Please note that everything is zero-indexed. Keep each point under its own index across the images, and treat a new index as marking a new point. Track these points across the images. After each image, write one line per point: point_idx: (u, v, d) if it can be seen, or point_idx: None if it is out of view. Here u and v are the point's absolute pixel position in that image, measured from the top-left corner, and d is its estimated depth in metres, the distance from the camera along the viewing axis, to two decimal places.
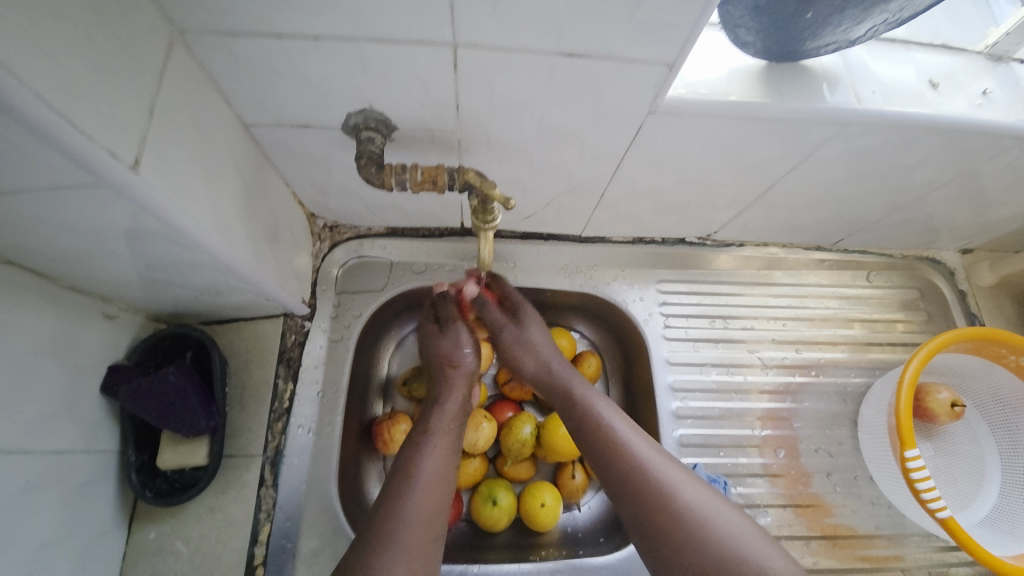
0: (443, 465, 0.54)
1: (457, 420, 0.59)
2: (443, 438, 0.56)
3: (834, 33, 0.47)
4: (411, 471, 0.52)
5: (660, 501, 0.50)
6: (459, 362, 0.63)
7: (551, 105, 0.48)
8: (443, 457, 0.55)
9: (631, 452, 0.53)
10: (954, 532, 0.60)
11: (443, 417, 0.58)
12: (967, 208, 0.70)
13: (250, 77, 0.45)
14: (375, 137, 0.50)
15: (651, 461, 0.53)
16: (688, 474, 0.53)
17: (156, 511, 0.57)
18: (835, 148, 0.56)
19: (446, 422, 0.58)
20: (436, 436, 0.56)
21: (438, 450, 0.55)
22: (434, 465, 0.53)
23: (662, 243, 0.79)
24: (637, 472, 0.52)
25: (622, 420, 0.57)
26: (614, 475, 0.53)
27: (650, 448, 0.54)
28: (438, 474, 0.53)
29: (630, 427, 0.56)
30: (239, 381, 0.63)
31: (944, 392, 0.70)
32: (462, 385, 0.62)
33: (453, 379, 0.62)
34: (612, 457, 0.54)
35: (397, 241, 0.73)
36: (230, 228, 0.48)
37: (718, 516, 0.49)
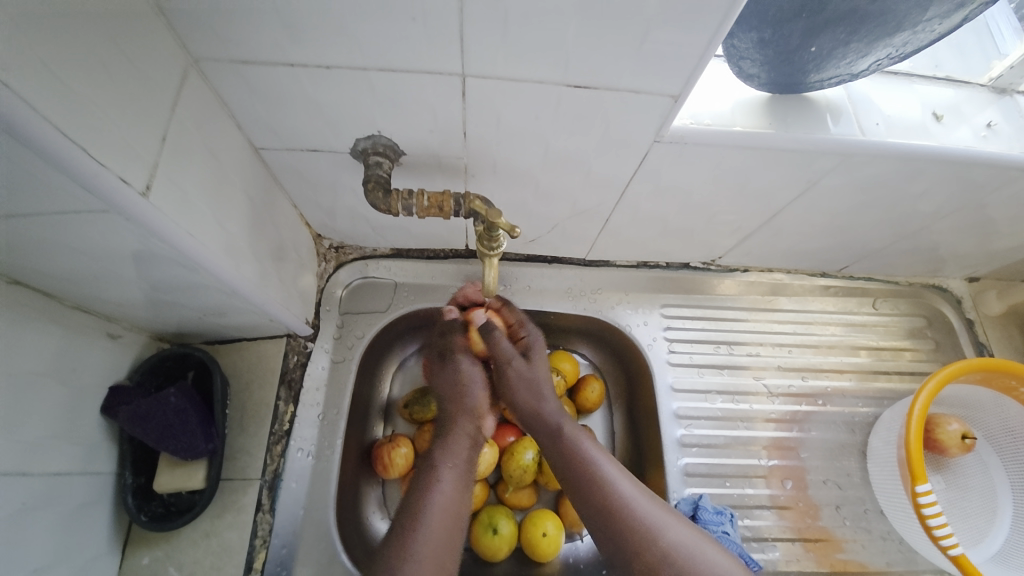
0: (452, 497, 0.53)
1: (467, 451, 0.58)
2: (453, 471, 0.55)
3: (838, 67, 0.48)
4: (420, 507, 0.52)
5: (642, 542, 0.49)
6: (465, 395, 0.61)
7: (559, 133, 0.49)
8: (453, 490, 0.54)
9: (615, 491, 0.53)
10: (966, 569, 0.58)
11: (449, 447, 0.57)
12: (973, 237, 0.70)
13: (261, 103, 0.45)
14: (382, 162, 0.51)
15: (632, 500, 0.52)
16: (671, 512, 0.52)
17: (150, 536, 0.56)
18: (840, 179, 0.56)
19: (451, 454, 0.57)
20: (443, 468, 0.55)
21: (447, 483, 0.54)
22: (442, 499, 0.53)
23: (665, 268, 0.79)
24: (619, 513, 0.51)
25: (606, 458, 0.56)
26: (593, 511, 0.52)
27: (633, 484, 0.54)
28: (448, 511, 0.52)
29: (615, 466, 0.55)
30: (240, 402, 0.62)
31: (954, 423, 0.68)
32: (468, 418, 0.60)
33: (460, 413, 0.60)
34: (591, 495, 0.53)
35: (402, 262, 0.73)
36: (236, 251, 0.49)
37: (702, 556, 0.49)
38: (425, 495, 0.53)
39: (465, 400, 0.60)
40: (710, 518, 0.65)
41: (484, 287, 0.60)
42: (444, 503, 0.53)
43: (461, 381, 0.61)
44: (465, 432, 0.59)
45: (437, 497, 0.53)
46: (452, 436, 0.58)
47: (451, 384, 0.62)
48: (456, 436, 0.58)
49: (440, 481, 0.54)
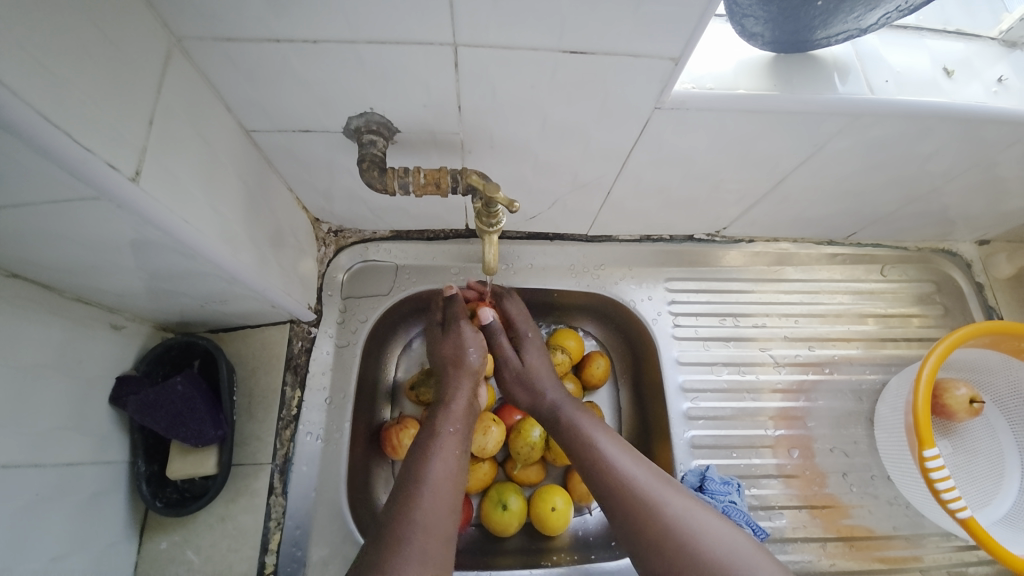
0: (453, 465, 0.54)
1: (466, 417, 0.59)
2: (452, 436, 0.56)
3: (845, 21, 0.46)
4: (421, 473, 0.52)
5: (648, 515, 0.49)
6: (463, 357, 0.64)
7: (556, 104, 0.48)
8: (453, 454, 0.55)
9: (615, 466, 0.53)
10: (972, 530, 0.58)
11: (451, 414, 0.59)
12: (984, 198, 0.68)
13: (250, 84, 0.44)
14: (377, 141, 0.50)
15: (632, 473, 0.53)
16: (672, 484, 0.53)
17: (166, 522, 0.57)
18: (847, 142, 0.55)
19: (452, 420, 0.58)
20: (444, 433, 0.56)
21: (446, 449, 0.55)
22: (444, 465, 0.53)
23: (669, 241, 0.78)
24: (624, 488, 0.52)
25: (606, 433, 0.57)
26: (595, 487, 0.53)
27: (634, 459, 0.54)
28: (448, 474, 0.53)
29: (617, 443, 0.56)
30: (247, 389, 0.62)
31: (962, 388, 0.68)
32: (468, 378, 0.63)
33: (460, 374, 0.62)
34: (598, 473, 0.54)
35: (402, 245, 0.74)
36: (233, 236, 0.48)
37: (711, 527, 0.48)
38: (426, 460, 0.53)
39: (465, 362, 0.63)
40: (718, 488, 0.65)
41: (484, 267, 0.59)
42: (444, 468, 0.53)
43: (461, 345, 0.65)
44: (463, 395, 0.61)
45: (440, 458, 0.54)
46: (452, 403, 0.60)
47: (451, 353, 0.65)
48: (454, 399, 0.60)
49: (439, 445, 0.55)
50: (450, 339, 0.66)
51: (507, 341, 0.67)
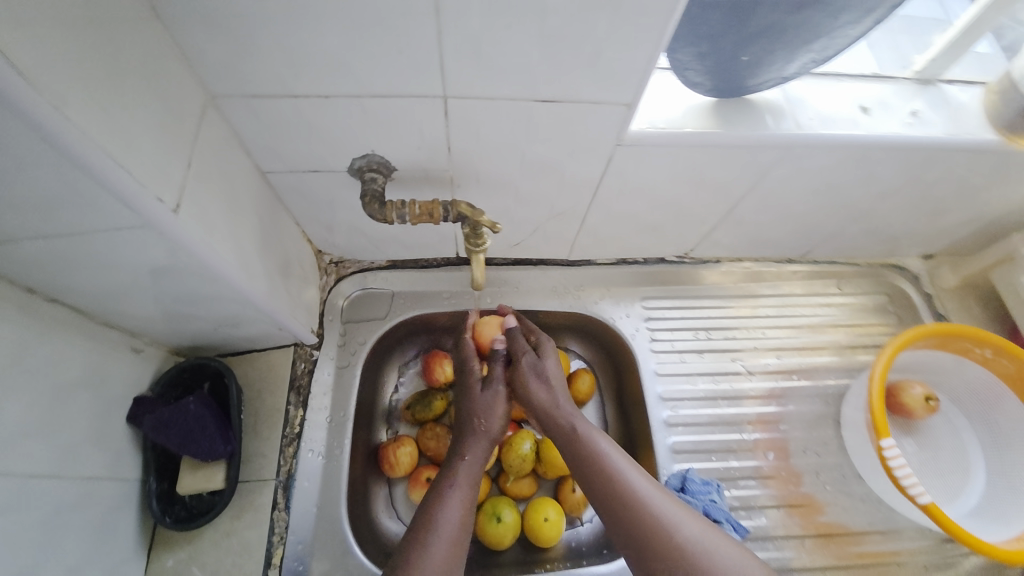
0: (463, 515, 0.58)
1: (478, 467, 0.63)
2: (460, 490, 0.59)
3: (770, 72, 0.55)
4: (432, 519, 0.56)
5: (661, 535, 0.54)
6: (482, 417, 0.66)
7: (532, 142, 0.55)
8: (462, 508, 0.58)
9: (630, 486, 0.57)
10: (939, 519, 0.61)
11: (464, 470, 0.62)
12: (916, 217, 0.77)
13: (269, 132, 0.51)
14: (377, 178, 0.57)
15: (646, 494, 0.57)
16: (682, 507, 0.57)
17: (174, 539, 0.59)
18: (786, 168, 0.63)
19: (465, 475, 0.61)
20: (457, 485, 0.60)
21: (455, 504, 0.58)
22: (452, 518, 0.57)
23: (643, 263, 0.85)
24: (638, 515, 0.55)
25: (619, 454, 0.61)
26: (610, 510, 0.57)
27: (648, 483, 0.58)
28: (460, 525, 0.57)
29: (627, 463, 0.60)
30: (253, 409, 0.66)
31: (916, 387, 0.74)
32: (484, 438, 0.65)
33: (476, 431, 0.65)
34: (609, 499, 0.57)
35: (398, 272, 0.80)
36: (247, 263, 0.54)
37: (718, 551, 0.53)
38: (438, 509, 0.57)
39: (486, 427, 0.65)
40: (698, 488, 0.69)
41: (472, 283, 0.66)
42: (455, 519, 0.57)
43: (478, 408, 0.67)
44: (476, 450, 0.64)
45: (448, 512, 0.57)
46: (464, 458, 0.63)
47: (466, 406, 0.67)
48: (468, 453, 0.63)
49: (451, 496, 0.59)
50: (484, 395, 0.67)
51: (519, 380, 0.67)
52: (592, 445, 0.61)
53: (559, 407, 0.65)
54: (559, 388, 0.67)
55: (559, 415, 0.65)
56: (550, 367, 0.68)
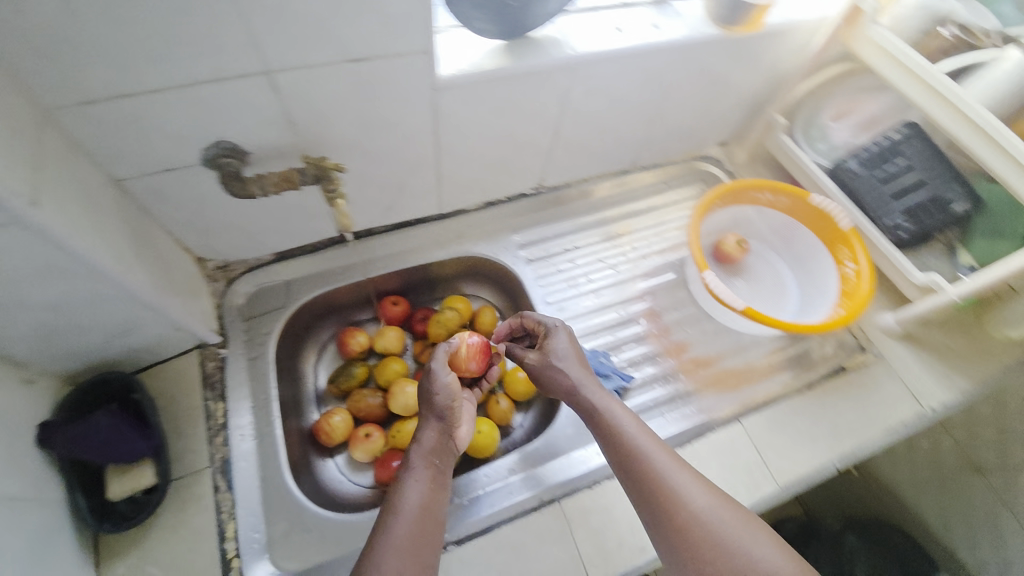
0: (426, 495, 0.61)
1: (437, 451, 0.64)
2: (424, 473, 0.62)
3: (539, 11, 0.69)
4: (397, 504, 0.60)
5: (677, 508, 0.59)
6: (434, 399, 0.66)
7: (361, 101, 0.64)
8: (424, 490, 0.61)
9: (653, 463, 0.61)
10: (752, 316, 0.79)
11: (420, 451, 0.64)
12: (698, 110, 0.97)
13: (113, 136, 0.56)
14: (232, 161, 0.62)
15: (665, 468, 0.61)
16: (696, 477, 0.62)
17: (120, 548, 0.60)
18: (579, 86, 0.78)
19: (422, 457, 0.63)
20: (418, 470, 0.63)
21: (418, 486, 0.61)
22: (415, 500, 0.60)
23: (507, 202, 0.99)
24: (655, 486, 0.60)
25: (642, 430, 0.65)
26: (633, 481, 0.61)
27: (669, 456, 0.62)
28: (422, 506, 0.60)
29: (651, 439, 0.64)
30: (169, 413, 0.69)
31: (730, 237, 0.93)
32: (435, 420, 0.66)
33: (430, 415, 0.66)
34: (632, 465, 0.62)
35: (287, 263, 0.85)
36: (126, 261, 0.57)
37: (732, 529, 0.57)
38: (400, 496, 0.60)
39: (434, 403, 0.66)
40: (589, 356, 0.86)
41: (344, 229, 0.67)
42: (418, 501, 0.60)
43: (433, 388, 0.66)
44: (432, 434, 0.65)
45: (409, 494, 0.60)
46: (422, 440, 0.65)
47: (424, 391, 0.67)
48: (424, 434, 0.65)
49: (413, 480, 0.62)
50: (423, 379, 0.68)
51: (542, 370, 0.71)
52: (613, 416, 0.66)
53: (584, 387, 0.68)
54: (580, 370, 0.69)
55: (581, 395, 0.67)
56: (562, 348, 0.71)
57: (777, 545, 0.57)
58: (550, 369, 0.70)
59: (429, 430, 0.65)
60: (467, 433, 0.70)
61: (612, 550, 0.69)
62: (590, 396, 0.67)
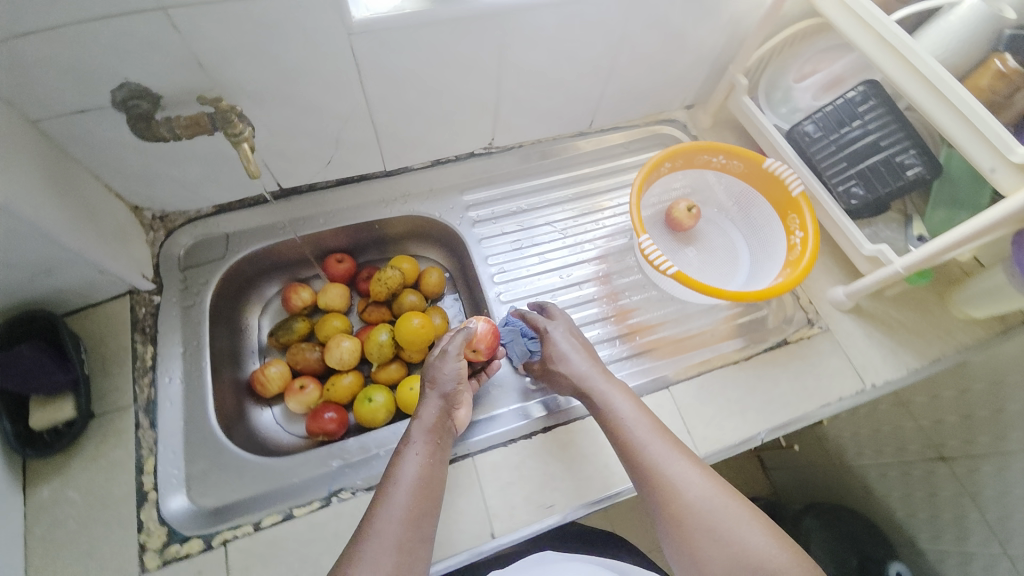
0: (422, 468, 0.61)
1: (436, 427, 0.66)
2: (420, 446, 0.63)
3: None
4: (394, 474, 0.60)
5: (683, 501, 0.59)
6: (442, 376, 0.69)
7: (273, 44, 0.63)
8: (422, 463, 0.62)
9: (667, 469, 0.61)
10: (683, 281, 0.76)
11: (422, 425, 0.65)
12: (656, 68, 0.92)
13: (16, 73, 0.56)
14: (141, 103, 0.63)
15: (675, 468, 0.62)
16: (701, 469, 0.62)
17: (43, 474, 0.64)
18: (514, 36, 0.75)
19: (423, 431, 0.65)
20: (417, 442, 0.64)
21: (415, 458, 0.62)
22: (411, 472, 0.61)
23: (455, 160, 0.97)
24: (662, 479, 0.61)
25: (649, 425, 0.66)
26: (642, 475, 0.62)
27: (682, 460, 0.63)
28: (417, 477, 0.60)
29: (661, 436, 0.65)
30: (97, 353, 0.71)
31: (681, 203, 0.90)
32: (440, 396, 0.68)
33: (434, 391, 0.68)
34: (634, 457, 0.64)
35: (228, 215, 0.86)
36: (35, 198, 0.58)
37: (724, 509, 0.58)
38: (397, 466, 0.61)
39: (440, 383, 0.69)
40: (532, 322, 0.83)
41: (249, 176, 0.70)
42: (414, 474, 0.61)
43: (442, 369, 0.69)
44: (432, 409, 0.67)
45: (405, 464, 0.61)
46: (422, 415, 0.67)
47: (431, 372, 0.70)
48: (426, 410, 0.67)
49: (410, 452, 0.63)
50: (433, 360, 0.71)
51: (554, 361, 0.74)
52: (614, 408, 0.68)
53: (595, 378, 0.71)
54: (597, 367, 0.72)
55: (594, 386, 0.70)
56: (561, 338, 0.75)
57: (780, 539, 0.56)
58: (563, 362, 0.73)
59: (431, 407, 0.67)
60: (466, 417, 0.72)
61: (517, 505, 0.69)
62: (605, 392, 0.69)
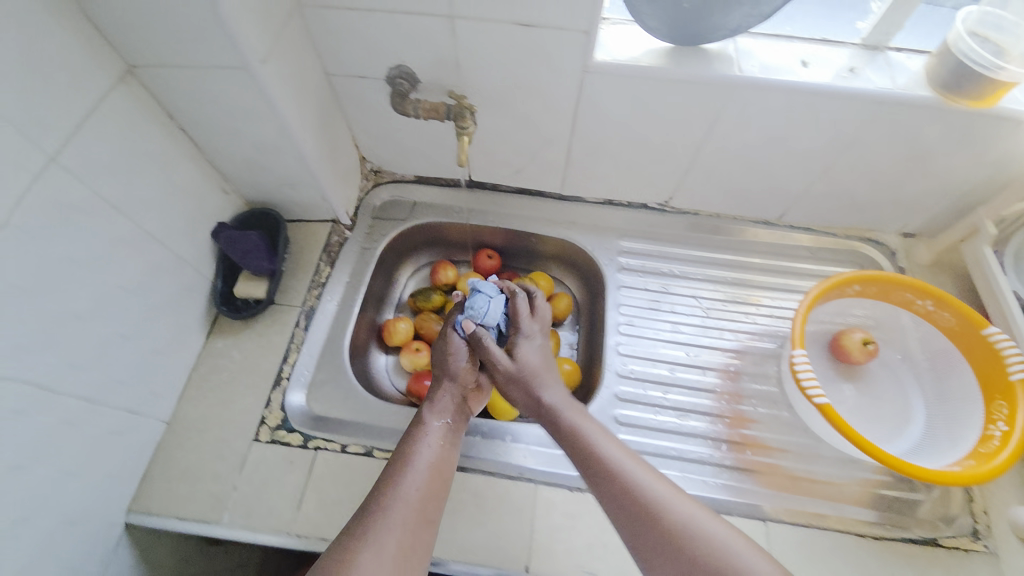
0: (437, 452, 0.66)
1: (450, 412, 0.71)
2: (435, 432, 0.68)
3: (713, 21, 0.67)
4: (409, 457, 0.64)
5: (677, 536, 0.55)
6: (450, 363, 0.74)
7: (519, 65, 0.72)
8: (437, 443, 0.67)
9: (649, 493, 0.59)
10: (830, 417, 0.67)
11: (435, 409, 0.71)
12: (882, 181, 0.82)
13: (334, 37, 0.72)
14: (404, 84, 0.75)
15: (665, 496, 0.58)
16: (702, 508, 0.58)
17: (224, 330, 0.81)
18: (735, 109, 0.74)
19: (437, 413, 0.70)
20: (431, 425, 0.69)
21: (432, 441, 0.67)
22: (428, 453, 0.65)
23: (627, 207, 0.99)
24: (654, 510, 0.57)
25: (631, 456, 0.63)
26: (625, 507, 0.59)
27: (671, 489, 0.60)
28: (433, 460, 0.65)
29: (645, 469, 0.62)
30: (293, 258, 0.88)
31: (857, 333, 0.79)
32: (451, 381, 0.74)
33: (444, 378, 0.74)
34: (602, 474, 0.62)
35: (422, 187, 1.00)
36: (308, 130, 0.74)
37: (737, 552, 0.53)
38: (415, 448, 0.66)
39: (451, 369, 0.74)
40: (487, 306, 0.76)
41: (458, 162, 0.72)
42: (428, 456, 0.65)
43: (449, 353, 0.74)
44: (445, 396, 0.72)
45: (423, 449, 0.66)
46: (437, 400, 0.72)
47: (441, 353, 0.76)
48: (442, 398, 0.72)
49: (424, 438, 0.67)
50: (445, 346, 0.75)
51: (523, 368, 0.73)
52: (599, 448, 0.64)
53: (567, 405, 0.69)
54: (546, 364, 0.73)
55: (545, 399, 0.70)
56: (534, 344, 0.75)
57: None
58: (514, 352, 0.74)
59: (444, 395, 0.73)
60: (478, 400, 0.77)
61: (558, 552, 0.67)
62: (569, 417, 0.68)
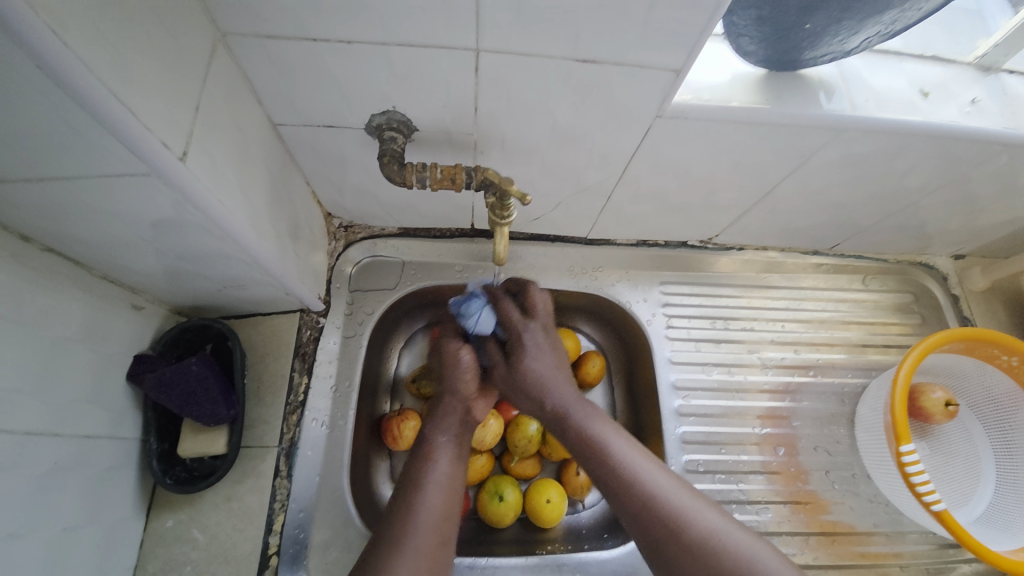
0: (450, 469, 0.56)
1: (459, 425, 0.60)
2: (450, 446, 0.58)
3: (831, 44, 0.50)
4: (421, 474, 0.54)
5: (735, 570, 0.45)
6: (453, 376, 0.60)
7: (565, 108, 0.51)
8: (450, 460, 0.57)
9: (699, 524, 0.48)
10: (949, 525, 0.60)
11: (442, 422, 0.59)
12: (959, 214, 0.72)
13: (280, 76, 0.47)
14: (397, 137, 0.53)
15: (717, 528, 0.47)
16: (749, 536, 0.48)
17: (173, 501, 0.58)
18: (831, 153, 0.59)
19: (442, 427, 0.59)
20: (439, 441, 0.58)
21: (445, 458, 0.56)
22: (443, 469, 0.55)
23: (664, 246, 0.81)
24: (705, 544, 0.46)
25: (668, 479, 0.52)
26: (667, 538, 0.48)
27: (721, 516, 0.49)
28: (450, 476, 0.55)
29: (689, 494, 0.51)
30: (256, 374, 0.64)
31: (938, 391, 0.71)
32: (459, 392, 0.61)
33: (452, 390, 0.60)
34: (614, 482, 0.52)
35: (408, 241, 0.76)
36: (258, 221, 0.50)
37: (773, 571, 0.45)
38: (429, 463, 0.56)
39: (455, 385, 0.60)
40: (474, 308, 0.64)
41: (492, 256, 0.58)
42: (445, 471, 0.55)
43: (453, 364, 0.61)
44: (452, 410, 0.60)
45: (437, 464, 0.55)
46: (440, 412, 0.60)
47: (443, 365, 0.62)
48: (445, 412, 0.60)
49: (438, 452, 0.57)
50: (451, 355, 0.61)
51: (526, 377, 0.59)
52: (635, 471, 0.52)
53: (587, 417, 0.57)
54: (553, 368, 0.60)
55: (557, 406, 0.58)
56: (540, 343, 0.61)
57: None
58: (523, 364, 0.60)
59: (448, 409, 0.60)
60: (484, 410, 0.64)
61: None
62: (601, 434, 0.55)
